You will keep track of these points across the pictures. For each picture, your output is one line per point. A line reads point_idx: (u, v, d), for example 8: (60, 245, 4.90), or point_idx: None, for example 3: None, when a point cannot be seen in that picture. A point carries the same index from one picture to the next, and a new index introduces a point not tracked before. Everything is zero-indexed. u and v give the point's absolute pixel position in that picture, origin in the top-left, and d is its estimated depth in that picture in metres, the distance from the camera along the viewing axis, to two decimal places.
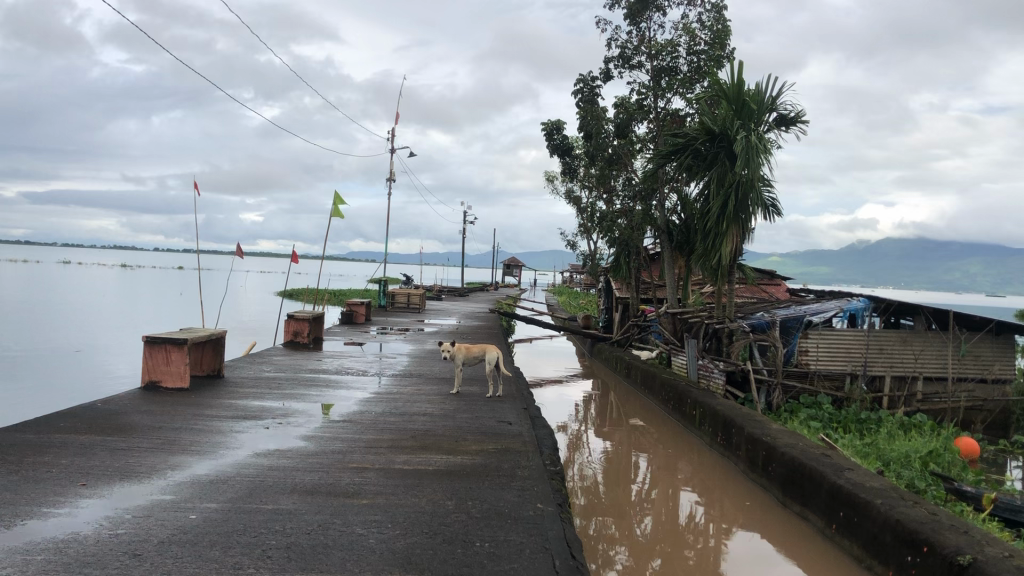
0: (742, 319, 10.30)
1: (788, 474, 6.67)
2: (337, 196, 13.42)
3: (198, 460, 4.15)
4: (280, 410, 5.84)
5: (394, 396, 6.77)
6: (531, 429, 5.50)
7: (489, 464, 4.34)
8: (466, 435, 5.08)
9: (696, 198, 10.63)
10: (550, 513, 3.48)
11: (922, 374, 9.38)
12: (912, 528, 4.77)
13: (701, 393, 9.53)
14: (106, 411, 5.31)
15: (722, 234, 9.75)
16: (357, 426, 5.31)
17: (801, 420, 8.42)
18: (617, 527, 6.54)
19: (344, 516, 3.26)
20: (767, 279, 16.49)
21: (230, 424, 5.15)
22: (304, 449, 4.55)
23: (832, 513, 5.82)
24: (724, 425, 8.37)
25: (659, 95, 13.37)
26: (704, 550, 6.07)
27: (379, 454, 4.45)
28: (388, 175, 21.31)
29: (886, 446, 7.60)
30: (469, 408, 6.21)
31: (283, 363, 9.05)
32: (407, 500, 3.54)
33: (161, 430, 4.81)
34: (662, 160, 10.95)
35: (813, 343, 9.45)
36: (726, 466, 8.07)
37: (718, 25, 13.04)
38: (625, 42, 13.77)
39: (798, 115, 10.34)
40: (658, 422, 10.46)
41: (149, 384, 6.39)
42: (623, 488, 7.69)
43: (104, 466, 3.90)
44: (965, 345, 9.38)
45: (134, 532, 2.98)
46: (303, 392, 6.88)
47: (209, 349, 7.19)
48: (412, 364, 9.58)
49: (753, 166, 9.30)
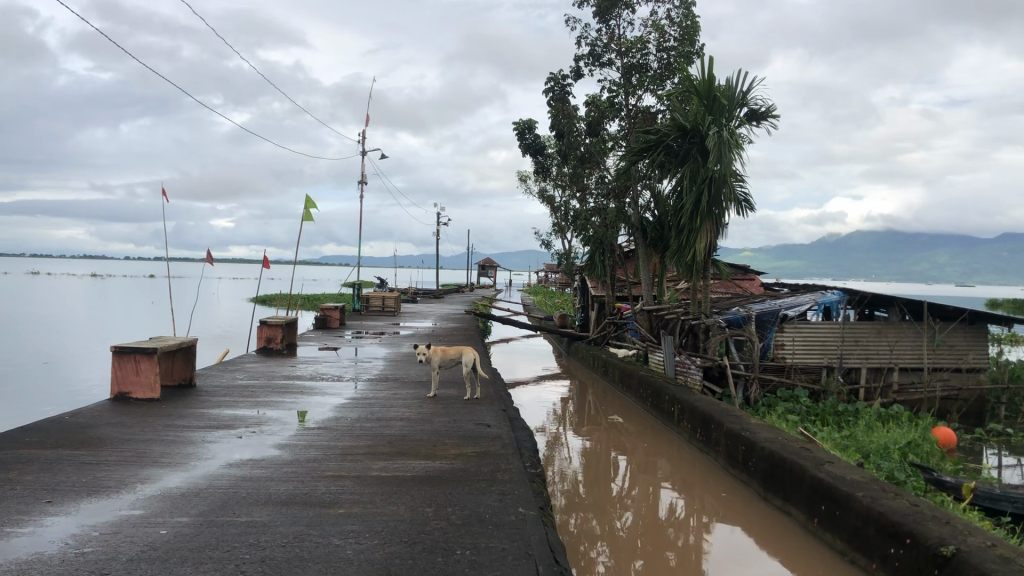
0: (718, 315, 10.28)
1: (768, 470, 6.65)
2: (308, 200, 13.27)
3: (170, 472, 4.04)
4: (254, 419, 5.72)
5: (371, 402, 6.67)
6: (510, 431, 5.43)
7: (468, 468, 4.26)
8: (444, 440, 4.99)
9: (669, 194, 10.61)
10: (532, 517, 3.41)
11: (897, 365, 9.43)
12: (895, 520, 4.74)
13: (679, 389, 9.50)
14: (73, 425, 5.18)
15: (696, 229, 9.73)
16: (333, 433, 5.20)
17: (779, 414, 8.42)
18: (598, 525, 6.50)
19: (321, 527, 3.17)
20: (742, 274, 16.53)
21: (202, 435, 5.03)
22: (278, 458, 4.44)
23: (814, 507, 5.79)
24: (703, 421, 8.33)
25: (630, 92, 13.36)
26: (686, 548, 6.02)
27: (356, 462, 4.35)
28: (360, 178, 21.13)
29: (865, 439, 7.59)
30: (446, 412, 6.12)
31: (256, 370, 8.91)
32: (385, 508, 3.45)
33: (130, 442, 4.68)
34: (635, 157, 10.92)
35: (789, 337, 9.45)
36: (706, 463, 8.04)
37: (687, 22, 13.04)
38: (595, 40, 13.74)
39: (769, 109, 10.36)
40: (637, 419, 10.42)
41: (118, 395, 6.25)
42: (604, 487, 7.63)
43: (71, 481, 3.78)
44: (939, 335, 9.45)
45: (101, 550, 2.88)
46: (276, 399, 6.75)
47: (180, 359, 7.04)
48: (388, 368, 9.47)
49: (725, 161, 9.31)
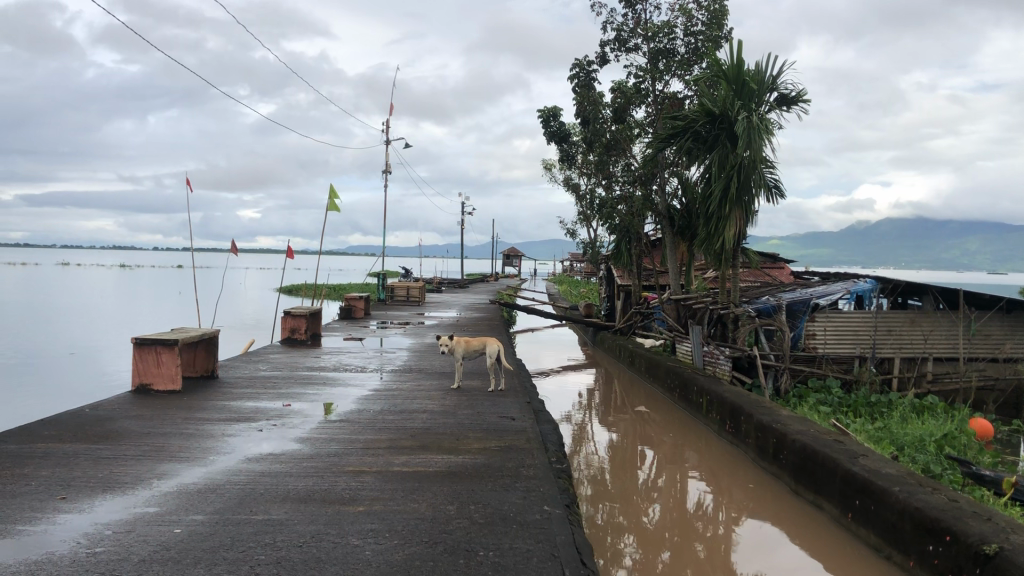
0: (747, 304, 10.09)
1: (800, 463, 6.47)
2: (332, 189, 13.20)
3: (188, 468, 3.95)
4: (275, 411, 5.63)
5: (394, 393, 6.57)
6: (535, 424, 5.31)
7: (492, 463, 4.14)
8: (468, 433, 4.88)
9: (697, 181, 10.42)
10: (558, 516, 3.29)
11: (932, 355, 9.18)
12: (934, 516, 4.57)
13: (708, 380, 9.33)
14: (93, 417, 5.12)
15: (725, 217, 9.54)
16: (355, 427, 5.10)
17: (810, 405, 8.24)
18: (625, 516, 6.37)
19: (340, 526, 3.07)
20: (771, 262, 16.30)
21: (222, 428, 4.95)
22: (298, 453, 4.34)
23: (848, 501, 5.62)
24: (733, 413, 8.15)
25: (657, 78, 13.16)
26: (715, 541, 5.88)
27: (377, 456, 4.24)
28: (384, 167, 21.04)
29: (899, 431, 7.40)
30: (471, 404, 6.01)
31: (279, 361, 8.84)
32: (405, 506, 3.34)
33: (148, 436, 4.61)
34: (662, 144, 10.74)
35: (820, 326, 9.26)
36: (735, 455, 7.86)
37: (715, 5, 12.80)
38: (620, 25, 13.53)
39: (799, 93, 10.14)
40: (664, 410, 10.25)
41: (139, 387, 6.19)
42: (631, 478, 7.49)
43: (86, 477, 3.70)
44: (975, 324, 9.21)
45: (113, 550, 2.79)
46: (299, 391, 6.67)
47: (202, 349, 6.98)
48: (412, 359, 9.37)
49: (755, 146, 9.11)
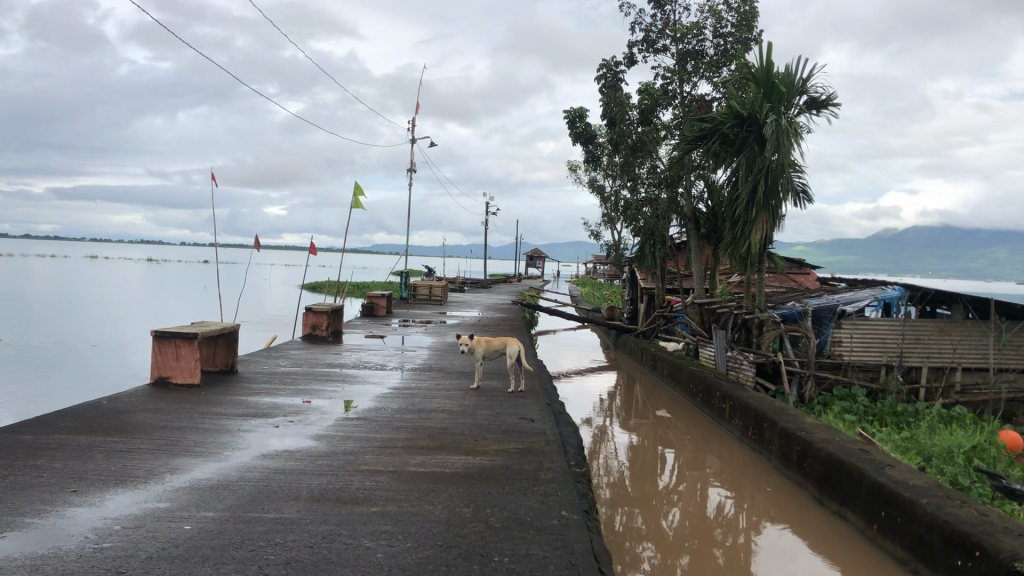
0: (772, 309, 9.96)
1: (824, 472, 6.34)
2: (357, 187, 13.18)
3: (202, 463, 3.91)
4: (293, 407, 5.58)
5: (412, 392, 6.51)
6: (554, 427, 5.23)
7: (510, 466, 4.06)
8: (486, 434, 4.81)
9: (724, 184, 10.29)
10: (576, 522, 3.20)
11: (960, 365, 8.99)
12: (963, 530, 4.44)
13: (731, 385, 9.21)
14: (110, 410, 5.09)
15: (752, 221, 9.40)
16: (372, 425, 5.04)
17: (834, 413, 8.10)
18: (643, 521, 6.30)
19: (352, 527, 3.00)
20: (797, 268, 16.12)
21: (239, 424, 4.90)
22: (314, 450, 4.29)
23: (873, 513, 5.49)
24: (756, 419, 8.03)
25: (684, 80, 13.04)
26: (735, 548, 5.79)
27: (393, 456, 4.18)
28: (409, 166, 21.00)
29: (926, 441, 7.25)
30: (490, 405, 5.92)
31: (299, 357, 8.79)
32: (421, 508, 3.27)
33: (165, 430, 4.57)
34: (689, 146, 10.63)
35: (847, 334, 9.11)
36: (758, 462, 7.74)
37: (745, 7, 12.66)
38: (649, 26, 13.44)
39: (830, 97, 10.00)
40: (686, 415, 10.13)
41: (159, 379, 6.18)
42: (650, 483, 7.41)
43: (98, 470, 3.65)
44: (1006, 335, 8.97)
45: (121, 546, 2.73)
46: (317, 387, 6.62)
47: (222, 344, 6.96)
48: (432, 358, 9.31)
49: (783, 150, 8.98)
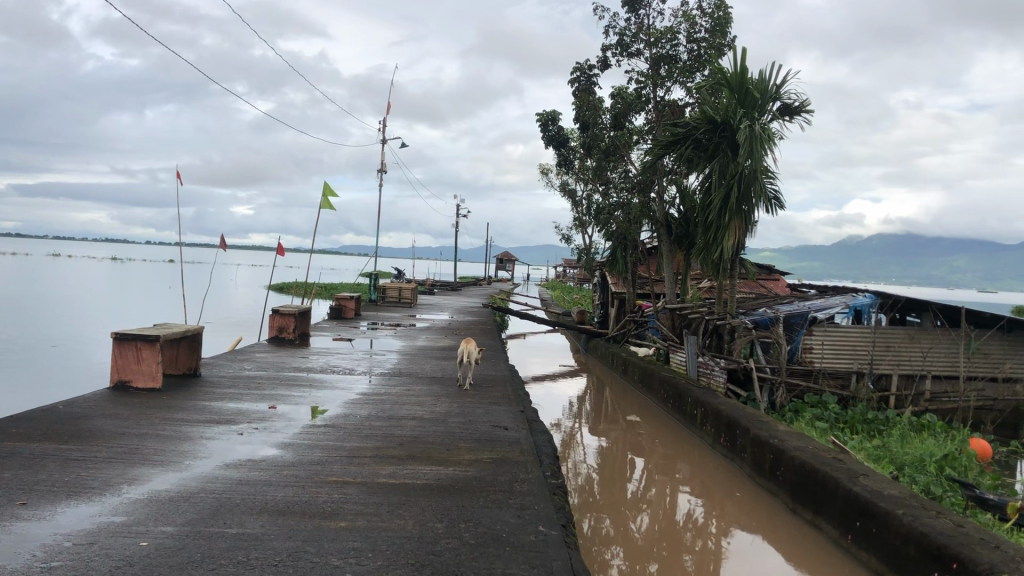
0: (744, 315, 9.90)
1: (798, 480, 6.27)
2: (326, 187, 12.97)
3: (161, 473, 3.73)
4: (258, 413, 5.41)
5: (382, 398, 6.35)
6: (529, 435, 5.11)
7: (483, 476, 3.93)
8: (459, 443, 4.67)
9: (697, 189, 10.23)
10: (554, 539, 3.08)
11: (930, 372, 8.99)
12: (940, 542, 4.37)
13: (702, 391, 9.14)
14: (66, 415, 4.89)
15: (724, 226, 9.34)
16: (340, 432, 4.89)
17: (806, 420, 8.04)
18: (611, 525, 6.22)
19: (319, 543, 2.85)
20: (768, 274, 16.15)
21: (201, 430, 4.72)
22: (279, 459, 4.13)
23: (848, 522, 5.42)
24: (727, 426, 7.96)
25: (658, 84, 12.99)
26: (704, 555, 5.72)
27: (362, 466, 4.03)
28: (380, 167, 20.78)
29: (898, 449, 7.22)
30: (462, 412, 5.79)
31: (265, 360, 8.58)
32: (391, 523, 3.13)
33: (124, 437, 4.39)
34: (662, 151, 10.56)
35: (818, 340, 9.11)
36: (729, 469, 7.67)
37: (719, 13, 12.63)
38: (624, 29, 13.37)
39: (803, 103, 9.98)
40: (656, 420, 10.07)
41: (119, 384, 5.97)
42: (620, 488, 7.32)
43: (50, 480, 3.47)
44: (975, 343, 8.98)
45: (71, 565, 2.56)
46: (283, 392, 6.43)
47: (185, 348, 6.75)
48: (402, 362, 9.14)
49: (757, 156, 8.93)
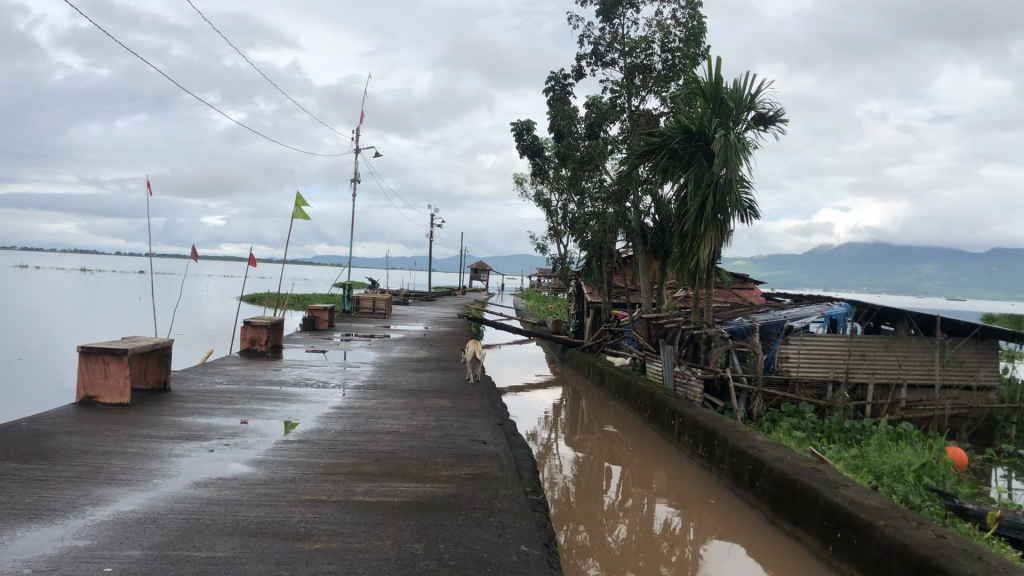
0: (720, 324, 9.86)
1: (777, 491, 6.21)
2: (299, 197, 12.81)
3: (128, 493, 3.59)
4: (229, 428, 5.26)
5: (357, 412, 6.23)
6: (507, 449, 5.02)
7: (462, 493, 3.84)
8: (436, 458, 4.57)
9: (672, 199, 10.19)
10: (537, 559, 2.98)
11: (905, 381, 9.01)
12: (923, 554, 4.31)
13: (679, 401, 9.08)
14: (30, 432, 4.73)
15: (700, 236, 9.30)
16: (313, 448, 4.77)
17: (784, 430, 7.99)
18: (588, 536, 6.14)
19: (294, 566, 2.75)
20: (742, 283, 16.19)
21: (171, 447, 4.59)
22: (251, 477, 4.01)
23: (828, 534, 5.35)
24: (705, 436, 7.89)
25: (633, 94, 12.98)
26: (681, 565, 5.65)
27: (337, 483, 3.92)
28: (354, 176, 20.64)
29: (876, 459, 7.17)
30: (439, 425, 5.68)
31: (237, 373, 8.42)
32: (367, 543, 3.02)
33: (89, 455, 4.24)
34: (637, 160, 10.51)
35: (794, 350, 9.06)
36: (707, 480, 7.60)
37: (694, 22, 12.65)
38: (598, 39, 13.34)
39: (777, 113, 9.99)
40: (633, 431, 9.99)
41: (85, 399, 5.80)
42: (597, 499, 7.23)
43: (11, 502, 3.33)
44: (949, 351, 9.02)
45: None
46: (256, 407, 6.29)
47: (154, 360, 6.58)
48: (377, 374, 9.02)
49: (732, 165, 8.91)
